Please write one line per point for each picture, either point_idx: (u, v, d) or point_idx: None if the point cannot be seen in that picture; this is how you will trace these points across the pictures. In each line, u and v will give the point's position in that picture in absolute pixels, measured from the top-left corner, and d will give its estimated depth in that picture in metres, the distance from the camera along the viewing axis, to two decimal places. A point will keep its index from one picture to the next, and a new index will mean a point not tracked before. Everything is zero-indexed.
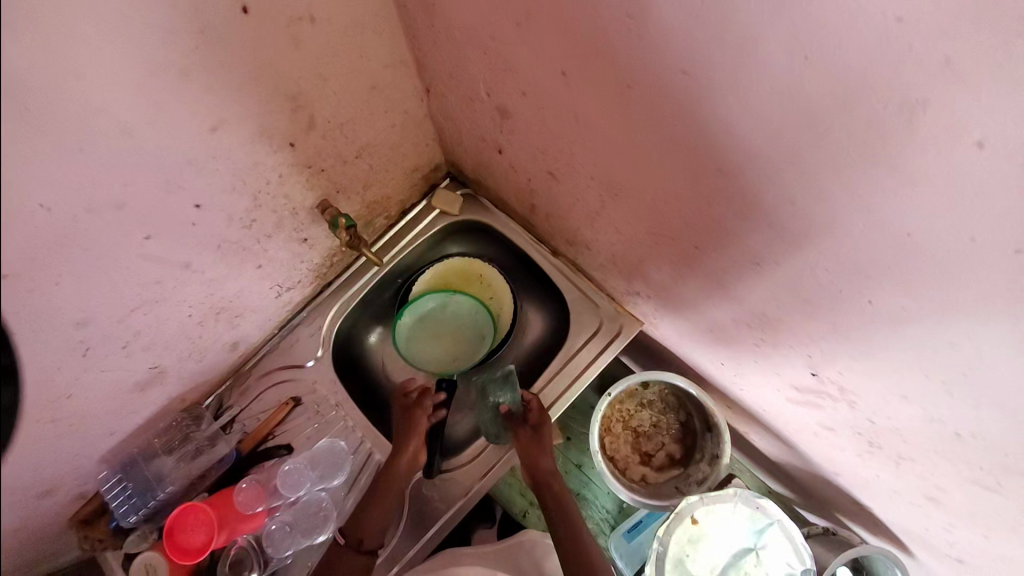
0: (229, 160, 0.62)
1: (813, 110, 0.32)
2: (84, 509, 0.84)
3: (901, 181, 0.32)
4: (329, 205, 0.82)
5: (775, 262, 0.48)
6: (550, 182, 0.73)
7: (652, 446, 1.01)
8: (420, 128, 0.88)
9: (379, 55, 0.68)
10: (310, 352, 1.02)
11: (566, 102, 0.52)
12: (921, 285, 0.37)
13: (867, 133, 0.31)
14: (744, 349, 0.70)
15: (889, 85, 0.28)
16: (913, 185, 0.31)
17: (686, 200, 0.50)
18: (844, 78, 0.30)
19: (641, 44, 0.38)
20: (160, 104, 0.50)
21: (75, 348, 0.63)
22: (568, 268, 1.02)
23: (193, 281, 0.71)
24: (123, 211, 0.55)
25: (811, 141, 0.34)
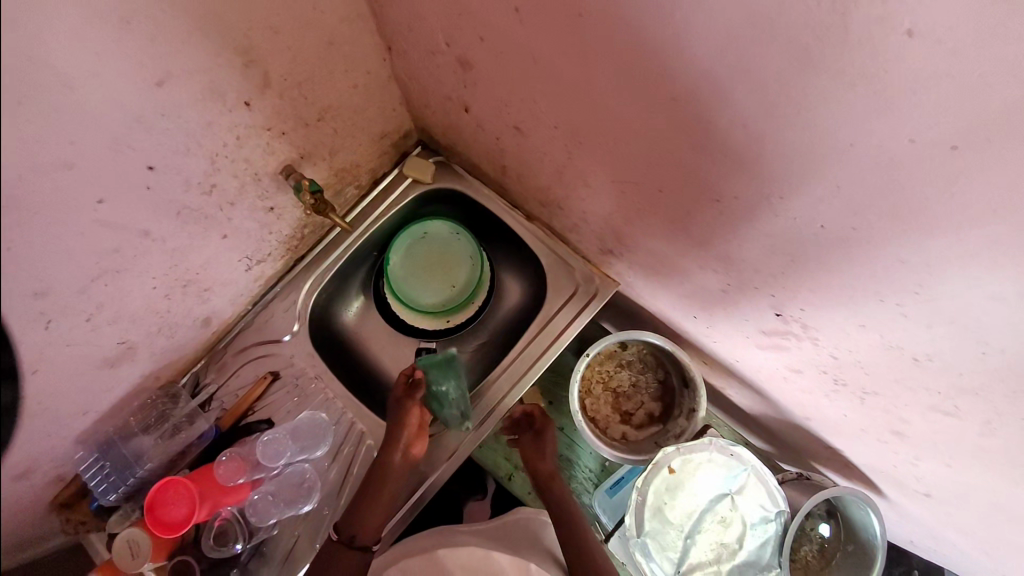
0: (182, 118, 0.60)
1: (755, 20, 0.32)
2: (65, 492, 0.82)
3: (842, 84, 0.32)
4: (294, 170, 0.81)
5: (734, 196, 0.48)
6: (516, 138, 0.72)
7: (631, 405, 1.02)
8: (384, 90, 0.86)
9: (334, 8, 0.66)
10: (285, 327, 1.01)
11: (522, 43, 0.51)
12: (871, 198, 0.38)
13: (807, 40, 0.31)
14: (713, 298, 0.71)
15: None
16: (853, 87, 0.32)
17: (645, 137, 0.50)
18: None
19: None
20: (102, 54, 0.48)
21: (35, 320, 0.62)
22: (542, 232, 1.02)
23: (153, 250, 0.70)
24: (72, 172, 0.53)
25: (756, 56, 0.34)
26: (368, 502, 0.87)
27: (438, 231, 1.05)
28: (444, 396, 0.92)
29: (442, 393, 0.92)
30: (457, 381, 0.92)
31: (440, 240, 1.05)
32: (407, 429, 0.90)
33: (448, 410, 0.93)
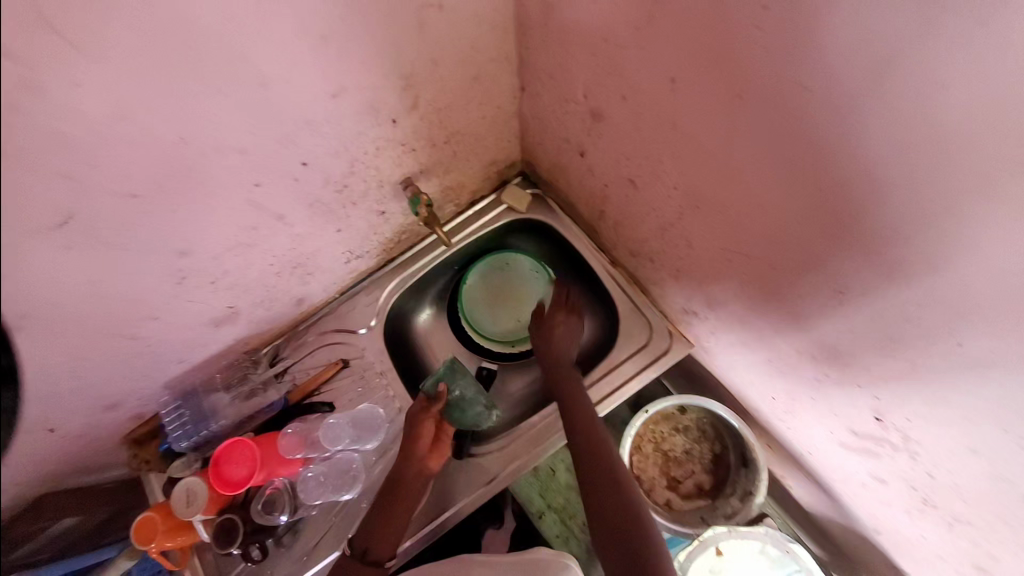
0: (339, 126, 0.67)
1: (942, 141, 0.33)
2: (138, 430, 0.95)
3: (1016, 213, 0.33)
4: (412, 183, 0.87)
5: (861, 292, 0.48)
6: (628, 190, 0.74)
7: (681, 473, 0.99)
8: (506, 125, 0.92)
9: (489, 49, 0.72)
10: (364, 319, 1.07)
11: (668, 111, 0.53)
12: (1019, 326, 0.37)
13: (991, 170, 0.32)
14: (802, 384, 0.69)
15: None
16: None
17: (776, 216, 0.50)
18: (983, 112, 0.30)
19: (771, 55, 0.39)
20: (299, 65, 0.56)
21: (173, 274, 0.70)
22: (624, 279, 1.02)
23: (282, 232, 0.78)
24: (244, 157, 0.61)
25: (930, 173, 0.35)
26: (389, 510, 0.86)
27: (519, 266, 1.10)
28: (462, 400, 0.96)
29: (461, 397, 0.96)
30: (466, 382, 0.97)
31: (518, 274, 1.10)
32: (425, 438, 0.89)
33: (471, 411, 0.96)
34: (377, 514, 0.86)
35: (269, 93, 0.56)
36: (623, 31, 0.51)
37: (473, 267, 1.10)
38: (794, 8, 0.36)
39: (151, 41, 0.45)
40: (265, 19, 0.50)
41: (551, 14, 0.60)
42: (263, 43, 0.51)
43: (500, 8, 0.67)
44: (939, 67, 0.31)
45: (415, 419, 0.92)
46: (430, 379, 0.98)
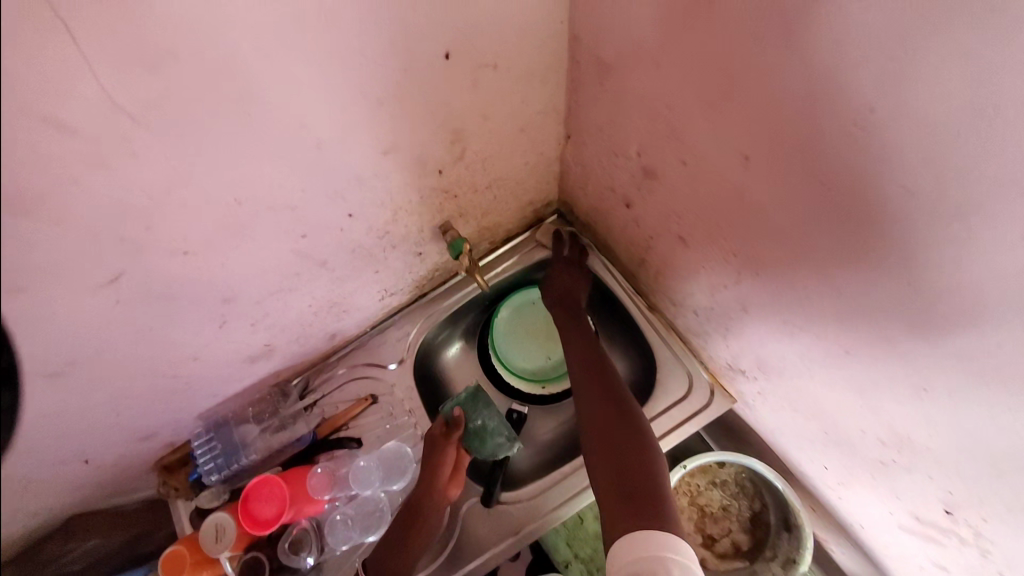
0: (388, 179, 0.66)
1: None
2: (168, 457, 0.94)
3: None
4: (450, 227, 0.86)
5: (947, 392, 0.45)
6: (678, 248, 0.72)
7: (718, 530, 0.96)
8: (548, 169, 0.90)
9: (539, 102, 0.71)
10: (394, 355, 1.05)
11: (736, 184, 0.51)
12: None
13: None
14: (859, 461, 0.65)
15: None
16: None
17: (854, 304, 0.47)
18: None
19: (869, 155, 0.37)
20: (354, 127, 0.55)
21: (215, 318, 0.70)
22: (662, 325, 0.98)
23: (323, 276, 0.77)
24: (294, 212, 0.61)
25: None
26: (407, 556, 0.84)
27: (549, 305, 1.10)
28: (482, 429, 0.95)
29: (481, 426, 0.95)
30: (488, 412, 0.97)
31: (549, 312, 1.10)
32: (446, 466, 0.88)
33: (492, 441, 0.95)
34: (389, 560, 0.83)
35: (324, 154, 0.56)
36: (691, 103, 0.49)
37: (504, 303, 1.10)
38: (905, 116, 0.34)
39: (214, 113, 0.45)
40: (327, 87, 0.49)
41: (610, 75, 0.59)
42: (322, 109, 0.51)
43: (554, 64, 0.66)
44: None
45: (437, 444, 0.91)
46: (450, 404, 0.97)
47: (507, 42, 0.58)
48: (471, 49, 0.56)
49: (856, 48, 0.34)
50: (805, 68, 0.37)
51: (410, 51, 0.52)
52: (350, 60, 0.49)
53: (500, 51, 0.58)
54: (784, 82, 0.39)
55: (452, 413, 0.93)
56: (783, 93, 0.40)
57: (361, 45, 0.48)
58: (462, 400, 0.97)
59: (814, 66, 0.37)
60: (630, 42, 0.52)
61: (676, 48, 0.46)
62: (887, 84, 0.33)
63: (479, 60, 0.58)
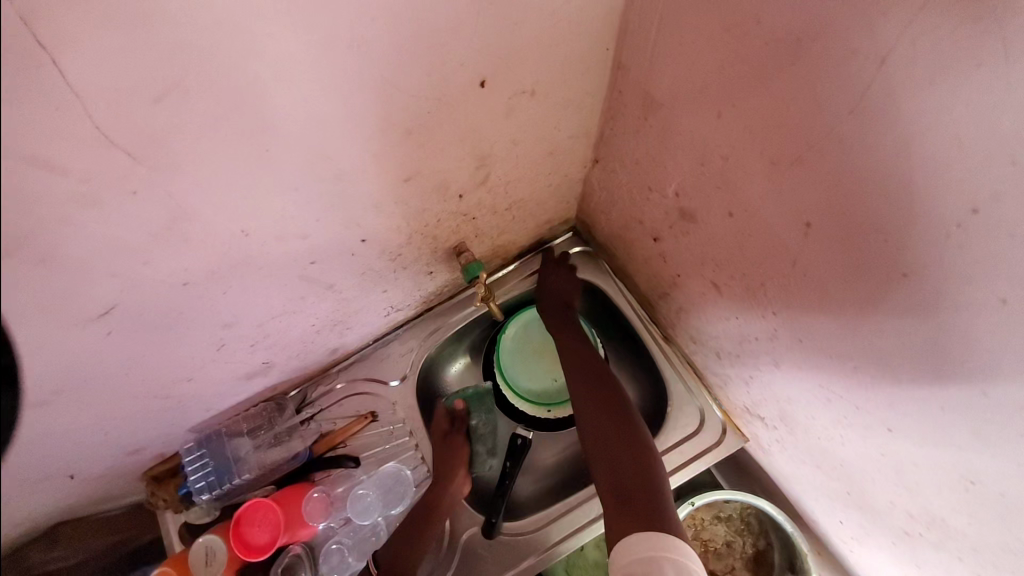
0: (406, 205, 0.62)
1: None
2: (158, 468, 0.89)
3: None
4: (465, 248, 0.82)
5: (1008, 495, 0.41)
6: (708, 292, 0.68)
7: (720, 566, 0.93)
8: (570, 190, 0.86)
9: (571, 127, 0.66)
10: (396, 371, 1.02)
11: (791, 248, 0.47)
12: None
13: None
14: (883, 527, 0.63)
15: None
16: None
17: (912, 391, 0.44)
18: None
19: (960, 255, 0.33)
20: (376, 157, 0.50)
21: (213, 342, 0.65)
22: (677, 358, 0.95)
23: (329, 298, 0.73)
24: (304, 241, 0.56)
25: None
26: None
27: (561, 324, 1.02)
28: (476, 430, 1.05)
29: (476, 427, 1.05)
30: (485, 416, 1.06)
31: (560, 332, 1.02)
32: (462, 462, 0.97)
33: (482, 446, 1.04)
34: None
35: (341, 184, 0.51)
36: (753, 158, 0.45)
37: (514, 319, 1.03)
38: (1017, 223, 0.29)
39: (223, 145, 0.40)
40: (351, 117, 0.44)
41: (657, 111, 0.54)
42: (342, 139, 0.46)
43: (594, 90, 0.61)
44: None
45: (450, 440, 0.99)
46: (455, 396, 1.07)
47: (547, 69, 0.53)
48: (509, 77, 0.51)
49: (969, 141, 0.29)
50: (898, 149, 0.32)
51: (444, 79, 0.47)
52: (377, 88, 0.43)
53: (539, 78, 0.53)
54: (869, 158, 0.34)
55: (450, 406, 1.03)
56: (866, 170, 0.35)
57: (391, 74, 0.43)
58: (466, 396, 1.07)
59: (910, 150, 0.32)
60: (690, 84, 0.47)
61: (745, 100, 0.42)
62: (1001, 185, 0.28)
63: (515, 87, 0.53)
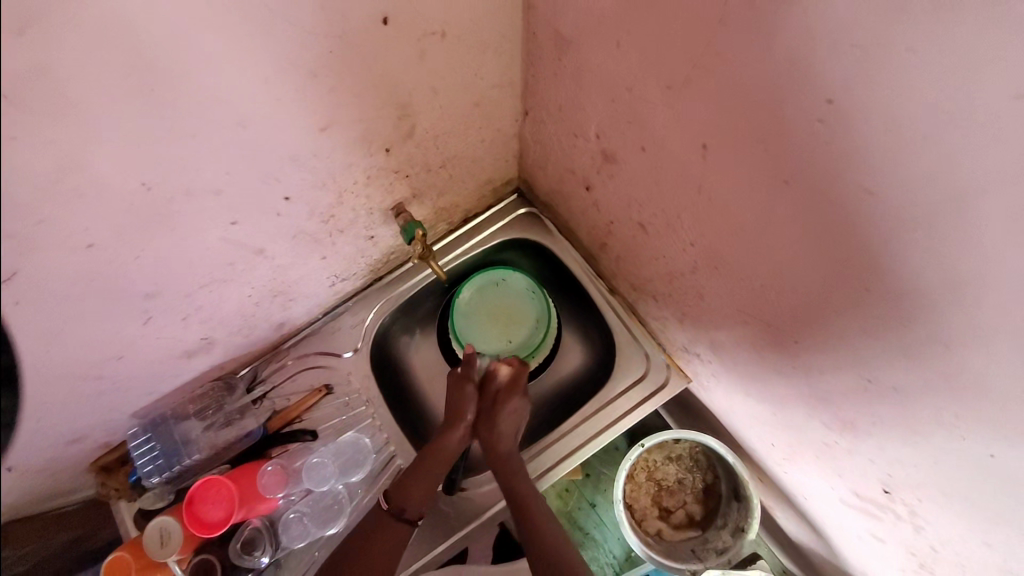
0: (328, 159, 0.61)
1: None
2: (107, 457, 0.85)
3: None
4: (403, 209, 0.81)
5: (891, 385, 0.45)
6: (638, 234, 0.70)
7: (673, 502, 0.99)
8: (506, 146, 0.86)
9: (492, 75, 0.67)
10: (349, 343, 1.00)
11: (695, 173, 0.49)
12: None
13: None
14: (806, 441, 0.67)
15: None
16: None
17: (809, 301, 0.46)
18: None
19: (823, 151, 0.34)
20: (282, 102, 0.50)
21: (138, 315, 0.63)
22: (622, 309, 0.99)
23: (262, 265, 0.71)
24: (219, 198, 0.55)
25: (1003, 311, 0.31)
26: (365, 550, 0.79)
27: (514, 285, 1.02)
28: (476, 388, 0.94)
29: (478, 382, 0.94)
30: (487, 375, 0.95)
31: (513, 293, 1.01)
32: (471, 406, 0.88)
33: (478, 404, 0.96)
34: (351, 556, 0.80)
35: (246, 132, 0.50)
36: (653, 85, 0.46)
37: (468, 282, 1.01)
38: (865, 111, 0.30)
39: (105, 85, 0.38)
40: (243, 55, 0.44)
41: (568, 49, 0.55)
42: (239, 81, 0.45)
43: (508, 34, 0.62)
44: None
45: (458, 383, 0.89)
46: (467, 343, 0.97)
47: (454, 7, 0.53)
48: (413, 16, 0.51)
49: (817, 34, 0.30)
50: (767, 53, 0.34)
51: (341, 14, 0.47)
52: (267, 22, 0.43)
53: (446, 17, 0.54)
54: (744, 66, 0.36)
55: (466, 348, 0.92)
56: (745, 80, 0.36)
57: (278, 5, 0.42)
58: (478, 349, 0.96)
59: (773, 51, 0.33)
60: (592, 15, 0.47)
61: (639, 25, 0.42)
62: (850, 75, 0.30)
63: (424, 27, 0.53)
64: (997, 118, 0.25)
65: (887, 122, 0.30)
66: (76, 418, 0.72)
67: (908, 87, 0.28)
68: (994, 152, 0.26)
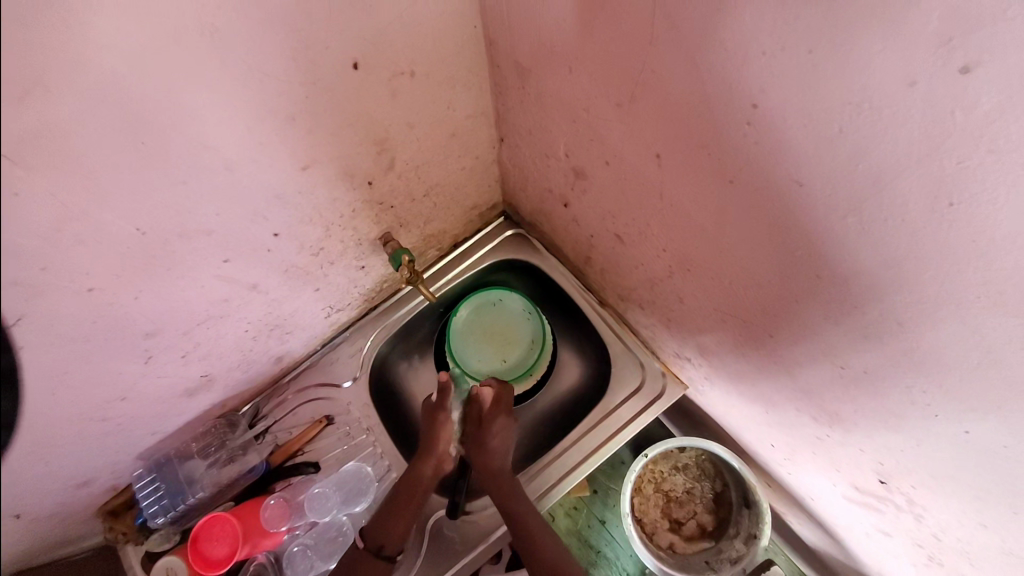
0: (312, 195, 0.64)
1: (959, 257, 0.31)
2: (114, 501, 0.85)
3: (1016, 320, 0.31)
4: (391, 237, 0.84)
5: (863, 369, 0.46)
6: (616, 244, 0.72)
7: (683, 514, 0.97)
8: (487, 173, 0.89)
9: (464, 106, 0.71)
10: (349, 372, 1.01)
11: (654, 181, 0.51)
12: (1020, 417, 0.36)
13: (985, 291, 0.31)
14: (801, 437, 0.67)
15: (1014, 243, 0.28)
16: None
17: (774, 293, 0.48)
18: (1006, 240, 0.28)
19: (758, 149, 0.37)
20: (264, 144, 0.53)
21: (139, 355, 0.65)
22: (614, 320, 1.00)
23: (257, 300, 0.74)
24: (211, 237, 0.58)
25: (942, 284, 0.33)
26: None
27: (510, 306, 1.03)
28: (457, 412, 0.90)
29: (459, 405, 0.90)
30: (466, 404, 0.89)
31: (510, 314, 1.03)
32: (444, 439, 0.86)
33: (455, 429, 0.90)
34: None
35: (233, 174, 0.54)
36: (605, 104, 0.49)
37: (465, 301, 1.03)
38: (783, 110, 0.33)
39: (101, 140, 0.42)
40: (224, 104, 0.47)
41: (529, 77, 0.58)
42: (221, 127, 0.49)
43: (475, 68, 0.66)
44: (951, 188, 0.28)
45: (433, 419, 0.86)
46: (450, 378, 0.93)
47: (419, 48, 0.57)
48: (381, 58, 0.55)
49: (732, 46, 0.33)
50: (693, 66, 0.37)
51: (314, 62, 0.51)
52: (244, 73, 0.47)
53: (413, 57, 0.58)
54: (678, 80, 0.39)
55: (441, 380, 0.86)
56: (681, 91, 0.39)
57: (253, 59, 0.46)
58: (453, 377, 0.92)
59: (698, 64, 0.36)
60: (544, 45, 0.51)
61: (586, 51, 0.46)
62: (765, 79, 0.33)
63: (392, 67, 0.57)
64: (894, 105, 0.28)
65: (804, 119, 0.32)
66: (81, 463, 0.74)
67: (816, 84, 0.30)
68: (900, 136, 0.29)
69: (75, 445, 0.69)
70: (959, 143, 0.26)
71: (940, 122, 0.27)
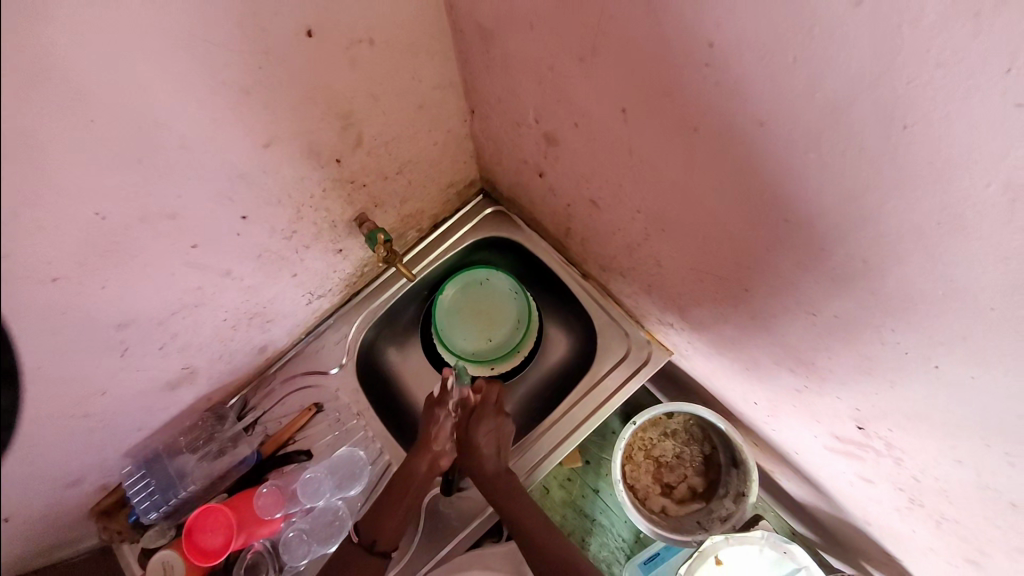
0: (278, 174, 0.63)
1: (917, 179, 0.31)
2: (105, 501, 0.83)
3: (972, 245, 0.31)
4: (366, 218, 0.82)
5: (832, 313, 0.46)
6: (592, 211, 0.72)
7: (674, 478, 0.98)
8: (460, 148, 0.88)
9: (429, 76, 0.69)
10: (335, 358, 1.00)
11: (623, 138, 0.51)
12: (983, 347, 0.36)
13: (944, 217, 0.31)
14: (783, 392, 0.68)
15: (968, 159, 0.28)
16: (982, 247, 0.31)
17: (744, 244, 0.48)
18: (960, 156, 0.28)
19: (718, 89, 0.37)
20: (219, 118, 0.52)
21: (114, 348, 0.64)
22: (598, 291, 1.00)
23: (232, 287, 0.73)
24: (175, 221, 0.57)
25: (903, 212, 0.33)
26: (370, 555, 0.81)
27: (498, 285, 1.02)
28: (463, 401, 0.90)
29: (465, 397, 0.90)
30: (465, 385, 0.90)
31: (496, 293, 1.02)
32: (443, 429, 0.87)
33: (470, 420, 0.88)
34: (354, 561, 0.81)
35: (192, 152, 0.52)
36: (568, 60, 0.48)
37: (451, 280, 1.02)
38: (737, 45, 0.33)
39: (48, 117, 0.40)
40: (174, 77, 0.46)
41: (492, 40, 0.57)
42: (176, 99, 0.47)
43: (436, 36, 0.65)
44: (906, 109, 0.28)
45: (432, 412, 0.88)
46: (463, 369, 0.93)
47: (376, 14, 0.56)
48: (335, 25, 0.54)
49: None
50: (649, 8, 0.36)
51: (265, 30, 0.49)
52: (193, 41, 0.45)
53: (370, 25, 0.56)
54: (635, 25, 0.38)
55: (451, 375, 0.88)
56: (639, 39, 0.39)
57: (198, 27, 0.45)
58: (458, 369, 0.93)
59: (652, 4, 0.36)
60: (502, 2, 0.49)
61: (545, 4, 0.45)
62: (719, 14, 0.32)
63: (348, 36, 0.56)
64: (845, 26, 0.28)
65: (757, 51, 0.32)
66: (68, 462, 0.72)
67: (769, 12, 0.30)
68: (853, 58, 0.28)
69: (61, 443, 0.68)
70: (909, 59, 0.26)
71: (889, 40, 0.26)
